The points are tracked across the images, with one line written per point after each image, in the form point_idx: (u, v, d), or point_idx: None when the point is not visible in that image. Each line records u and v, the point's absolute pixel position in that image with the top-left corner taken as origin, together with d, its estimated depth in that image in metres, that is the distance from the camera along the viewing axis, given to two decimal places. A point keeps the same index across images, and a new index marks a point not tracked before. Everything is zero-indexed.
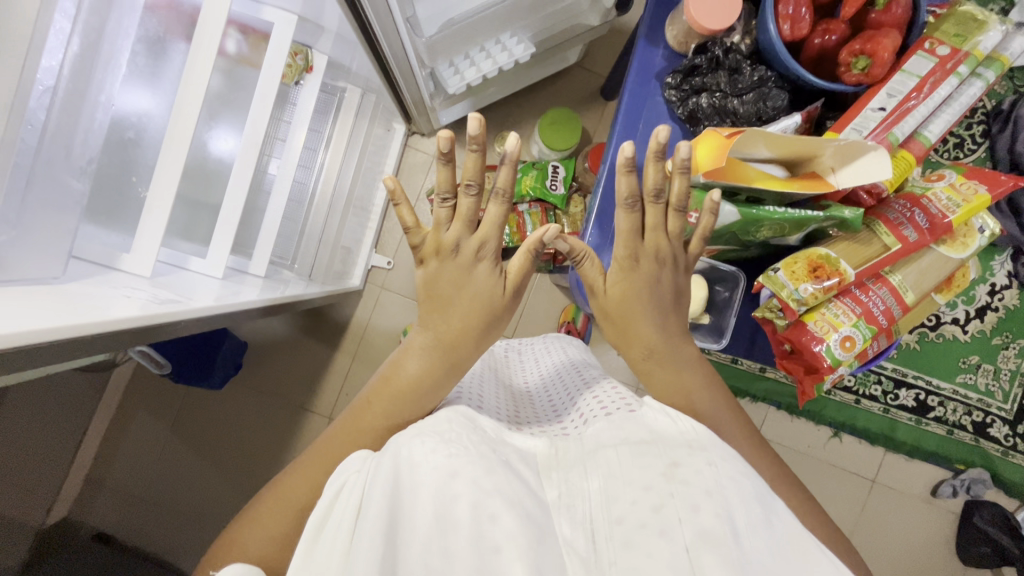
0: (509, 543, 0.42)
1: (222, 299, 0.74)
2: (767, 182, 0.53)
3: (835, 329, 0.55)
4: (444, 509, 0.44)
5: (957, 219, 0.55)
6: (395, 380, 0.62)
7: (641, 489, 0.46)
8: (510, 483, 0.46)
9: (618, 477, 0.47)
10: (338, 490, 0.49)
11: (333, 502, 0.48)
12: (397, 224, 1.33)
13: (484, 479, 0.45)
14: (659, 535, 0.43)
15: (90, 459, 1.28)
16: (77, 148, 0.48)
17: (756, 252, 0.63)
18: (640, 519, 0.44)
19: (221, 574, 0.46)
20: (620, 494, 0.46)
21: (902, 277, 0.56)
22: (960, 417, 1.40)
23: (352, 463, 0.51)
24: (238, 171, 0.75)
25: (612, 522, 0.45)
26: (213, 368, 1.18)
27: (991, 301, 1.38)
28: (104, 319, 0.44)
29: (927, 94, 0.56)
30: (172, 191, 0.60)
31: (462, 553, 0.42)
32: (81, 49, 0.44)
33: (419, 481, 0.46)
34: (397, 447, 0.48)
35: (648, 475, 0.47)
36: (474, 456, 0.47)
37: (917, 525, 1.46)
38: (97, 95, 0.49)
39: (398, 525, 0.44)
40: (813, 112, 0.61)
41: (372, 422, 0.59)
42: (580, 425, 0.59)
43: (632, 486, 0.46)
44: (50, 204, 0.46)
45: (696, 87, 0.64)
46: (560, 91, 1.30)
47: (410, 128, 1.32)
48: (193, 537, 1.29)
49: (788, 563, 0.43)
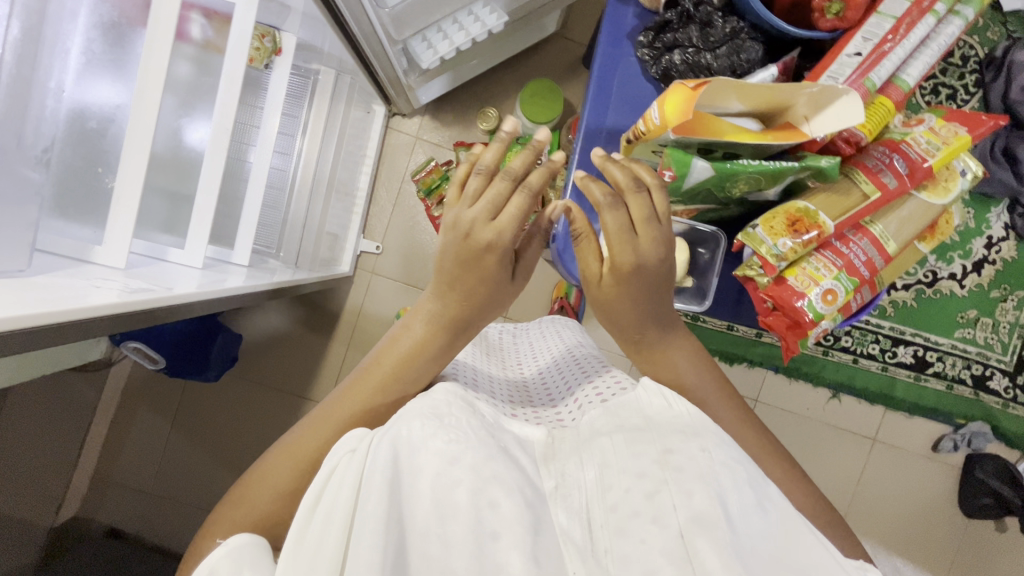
0: (507, 531, 0.43)
1: (204, 287, 0.73)
2: (739, 135, 0.52)
3: (817, 283, 0.55)
4: (443, 495, 0.44)
5: (936, 163, 0.54)
6: (391, 354, 0.61)
7: (635, 477, 0.46)
8: (508, 470, 0.45)
9: (614, 465, 0.47)
10: (329, 473, 0.47)
11: (323, 488, 0.46)
12: (383, 209, 1.32)
13: (483, 466, 0.45)
14: (653, 522, 0.44)
15: (96, 456, 1.30)
16: (29, 137, 0.47)
17: (735, 210, 0.62)
18: (633, 508, 0.45)
19: (228, 545, 0.47)
20: (614, 481, 0.46)
21: (883, 227, 0.55)
22: (959, 372, 1.40)
23: (346, 442, 0.49)
24: (210, 159, 0.74)
25: (606, 510, 0.45)
26: (208, 362, 1.19)
27: (989, 254, 1.36)
28: (72, 308, 0.44)
29: (904, 36, 0.54)
30: (140, 180, 0.60)
31: (461, 539, 0.42)
32: (21, 33, 0.43)
33: (419, 466, 0.45)
34: (395, 430, 0.47)
35: (642, 462, 0.47)
36: (475, 441, 0.47)
37: (919, 481, 1.47)
38: (45, 82, 0.47)
39: (402, 512, 0.43)
40: (788, 64, 0.59)
41: (374, 393, 0.58)
42: (576, 415, 0.58)
43: (627, 474, 0.46)
44: (7, 196, 0.45)
45: (668, 44, 0.63)
46: (541, 63, 1.27)
47: (390, 110, 1.29)
48: (204, 527, 1.32)
49: (774, 546, 0.43)
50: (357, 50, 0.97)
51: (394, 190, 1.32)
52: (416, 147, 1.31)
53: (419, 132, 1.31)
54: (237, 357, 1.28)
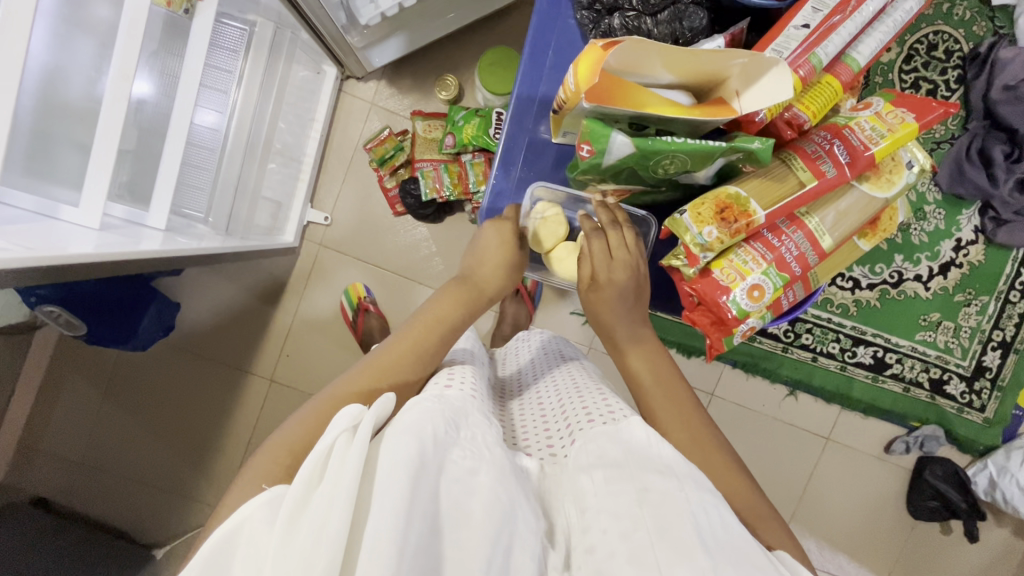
0: (508, 552, 0.41)
1: (103, 249, 0.67)
2: (665, 108, 0.46)
3: (743, 278, 0.50)
4: (459, 502, 0.42)
5: (880, 152, 0.49)
6: (419, 320, 0.57)
7: (614, 517, 0.44)
8: (514, 494, 0.44)
9: (590, 508, 0.46)
10: (326, 452, 0.41)
11: (319, 467, 0.40)
12: (334, 177, 1.25)
13: (499, 485, 0.44)
14: (631, 562, 0.41)
15: (22, 424, 1.23)
16: None
17: (670, 194, 0.57)
18: (611, 548, 0.42)
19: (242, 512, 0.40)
20: (595, 521, 0.45)
21: (819, 220, 0.51)
22: (917, 374, 1.39)
23: (342, 420, 0.43)
24: (109, 109, 0.67)
25: (585, 550, 0.43)
26: (136, 330, 1.11)
27: (957, 257, 1.34)
28: None
29: (854, 9, 0.49)
30: (7, 121, 0.54)
31: (471, 548, 0.40)
32: None
33: (441, 470, 0.43)
34: (421, 427, 0.44)
35: (620, 503, 0.45)
36: (489, 460, 0.46)
37: (869, 482, 1.46)
38: None
39: (421, 513, 0.39)
40: (735, 34, 0.53)
41: (390, 370, 0.53)
42: (566, 443, 0.58)
43: (605, 514, 0.45)
44: None
45: (609, 6, 0.57)
46: (507, 31, 1.20)
47: (344, 72, 1.22)
48: (139, 499, 1.28)
49: None
50: (296, 7, 0.89)
51: (348, 159, 1.25)
52: (372, 114, 1.24)
53: (375, 98, 1.24)
54: (173, 327, 1.22)
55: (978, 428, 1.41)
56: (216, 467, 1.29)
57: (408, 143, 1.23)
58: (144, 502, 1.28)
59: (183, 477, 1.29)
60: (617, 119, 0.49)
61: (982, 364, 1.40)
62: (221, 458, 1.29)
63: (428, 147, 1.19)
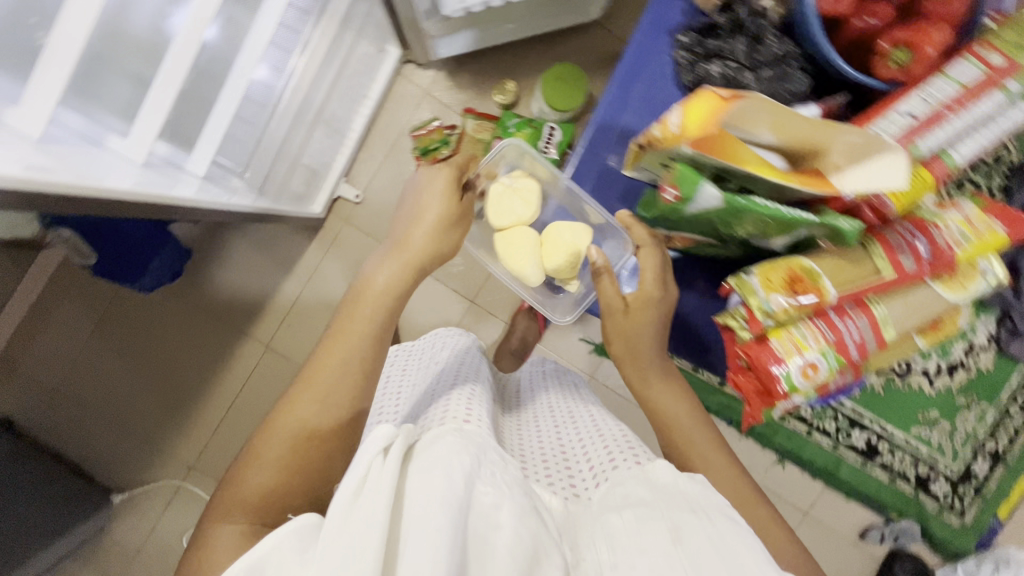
0: None
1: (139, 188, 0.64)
2: (762, 169, 0.45)
3: (798, 355, 0.49)
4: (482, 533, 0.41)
5: (961, 255, 0.48)
6: (367, 292, 0.65)
7: (642, 553, 0.42)
8: (539, 533, 0.44)
9: (620, 544, 0.43)
10: (364, 473, 0.43)
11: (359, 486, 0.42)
12: (374, 157, 1.23)
13: (523, 522, 0.43)
14: None
15: (5, 340, 1.20)
16: None
17: (733, 250, 0.56)
18: None
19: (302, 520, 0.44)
20: (621, 559, 0.42)
21: (887, 310, 0.50)
22: (905, 467, 1.38)
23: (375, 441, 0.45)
24: (178, 49, 0.65)
25: None
26: (144, 270, 1.08)
27: (966, 359, 1.33)
28: None
29: (965, 106, 0.48)
30: (77, 39, 0.52)
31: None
32: None
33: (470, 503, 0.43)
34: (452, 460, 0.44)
35: (653, 539, 0.42)
36: (512, 496, 0.45)
37: (838, 564, 1.45)
38: None
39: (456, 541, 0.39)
40: (833, 107, 0.52)
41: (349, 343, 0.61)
42: (589, 483, 0.56)
43: (633, 552, 0.42)
44: None
45: (710, 51, 0.55)
46: (575, 49, 1.19)
47: (405, 55, 1.20)
48: (107, 440, 1.25)
49: None
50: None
51: (390, 141, 1.23)
52: (424, 101, 1.22)
53: (431, 87, 1.22)
54: (180, 274, 1.19)
55: (955, 532, 1.41)
56: (193, 422, 1.26)
57: (454, 138, 1.18)
58: (113, 445, 1.25)
59: (158, 426, 1.26)
60: (701, 167, 0.48)
61: (971, 470, 1.39)
62: (200, 414, 1.26)
63: (474, 147, 1.18)
